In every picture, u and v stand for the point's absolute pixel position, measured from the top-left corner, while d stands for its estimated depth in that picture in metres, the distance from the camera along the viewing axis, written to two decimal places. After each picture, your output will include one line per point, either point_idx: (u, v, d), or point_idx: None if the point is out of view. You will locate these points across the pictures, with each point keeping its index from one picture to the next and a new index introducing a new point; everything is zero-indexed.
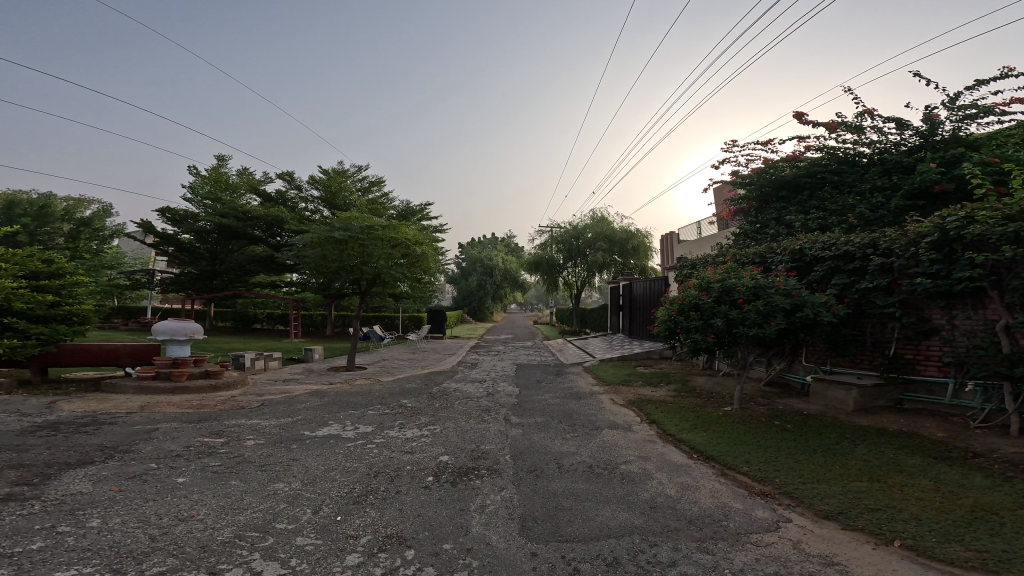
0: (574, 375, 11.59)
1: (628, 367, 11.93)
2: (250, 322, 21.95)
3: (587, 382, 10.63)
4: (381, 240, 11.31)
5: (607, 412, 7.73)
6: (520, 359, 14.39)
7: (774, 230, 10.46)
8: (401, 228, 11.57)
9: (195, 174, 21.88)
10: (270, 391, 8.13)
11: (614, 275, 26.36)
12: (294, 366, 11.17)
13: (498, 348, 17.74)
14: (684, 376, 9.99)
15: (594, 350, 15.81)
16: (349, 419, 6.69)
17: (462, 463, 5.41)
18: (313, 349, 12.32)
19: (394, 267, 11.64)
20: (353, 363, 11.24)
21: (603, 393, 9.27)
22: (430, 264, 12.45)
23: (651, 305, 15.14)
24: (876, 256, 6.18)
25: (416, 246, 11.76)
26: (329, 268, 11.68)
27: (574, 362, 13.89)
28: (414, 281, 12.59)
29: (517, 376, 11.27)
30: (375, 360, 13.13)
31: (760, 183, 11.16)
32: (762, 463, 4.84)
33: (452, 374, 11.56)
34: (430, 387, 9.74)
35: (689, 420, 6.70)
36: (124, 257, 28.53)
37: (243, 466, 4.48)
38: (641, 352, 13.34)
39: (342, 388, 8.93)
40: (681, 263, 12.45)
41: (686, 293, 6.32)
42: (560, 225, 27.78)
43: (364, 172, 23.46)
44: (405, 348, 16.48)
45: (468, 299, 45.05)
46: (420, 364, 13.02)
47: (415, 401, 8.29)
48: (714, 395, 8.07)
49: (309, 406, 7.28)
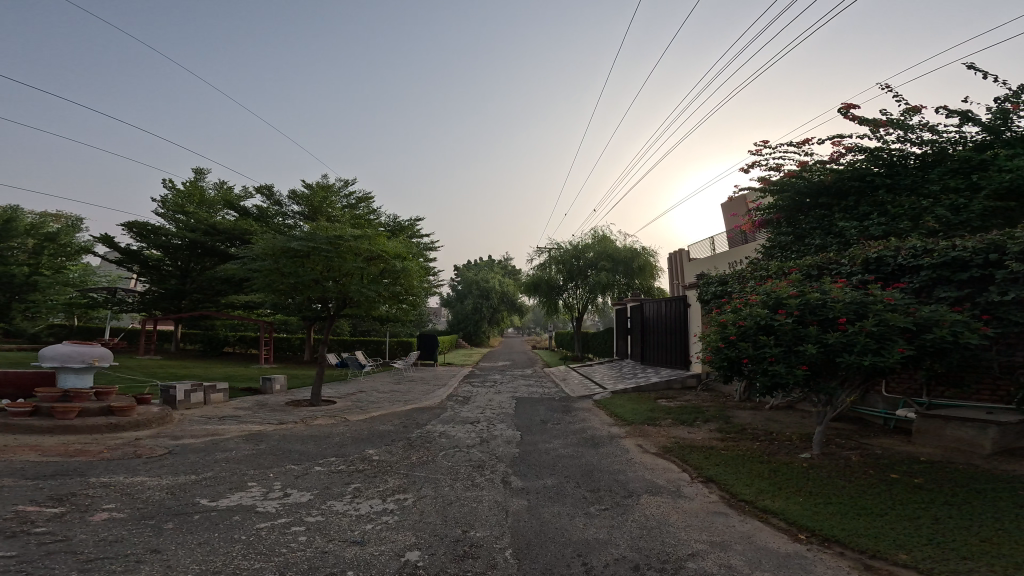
0: (586, 412, 9.63)
1: (648, 400, 10.02)
2: (218, 345, 19.75)
3: (603, 420, 8.71)
4: (351, 253, 9.62)
5: (640, 466, 5.83)
6: (520, 391, 12.42)
7: (821, 241, 8.99)
8: (376, 238, 9.93)
9: (169, 188, 20.34)
10: (191, 433, 6.18)
11: (618, 297, 24.72)
12: (244, 398, 9.17)
13: (495, 377, 15.75)
14: (723, 411, 8.14)
15: (603, 378, 13.86)
16: (284, 481, 4.75)
17: (443, 563, 3.51)
18: (273, 378, 10.40)
19: (368, 284, 9.91)
20: (317, 397, 9.23)
21: (628, 436, 7.36)
22: (413, 282, 10.71)
23: (667, 329, 13.31)
24: (1008, 260, 4.60)
25: (396, 260, 10.08)
26: (285, 284, 9.86)
27: (582, 394, 11.95)
28: (394, 299, 10.80)
29: (518, 414, 9.32)
30: (347, 392, 11.09)
31: (796, 189, 9.83)
32: (938, 556, 3.03)
33: (439, 411, 9.59)
34: (409, 430, 7.76)
35: (763, 476, 4.84)
36: (92, 273, 26.41)
37: (36, 570, 2.70)
38: (659, 381, 11.47)
39: (294, 429, 7.02)
40: (705, 280, 10.88)
41: (752, 312, 4.69)
42: (559, 244, 26.37)
43: (350, 187, 22.14)
44: (387, 377, 14.41)
45: (463, 322, 42.96)
46: (402, 398, 11.00)
47: (386, 451, 6.35)
48: (776, 437, 6.23)
49: (233, 457, 5.32)
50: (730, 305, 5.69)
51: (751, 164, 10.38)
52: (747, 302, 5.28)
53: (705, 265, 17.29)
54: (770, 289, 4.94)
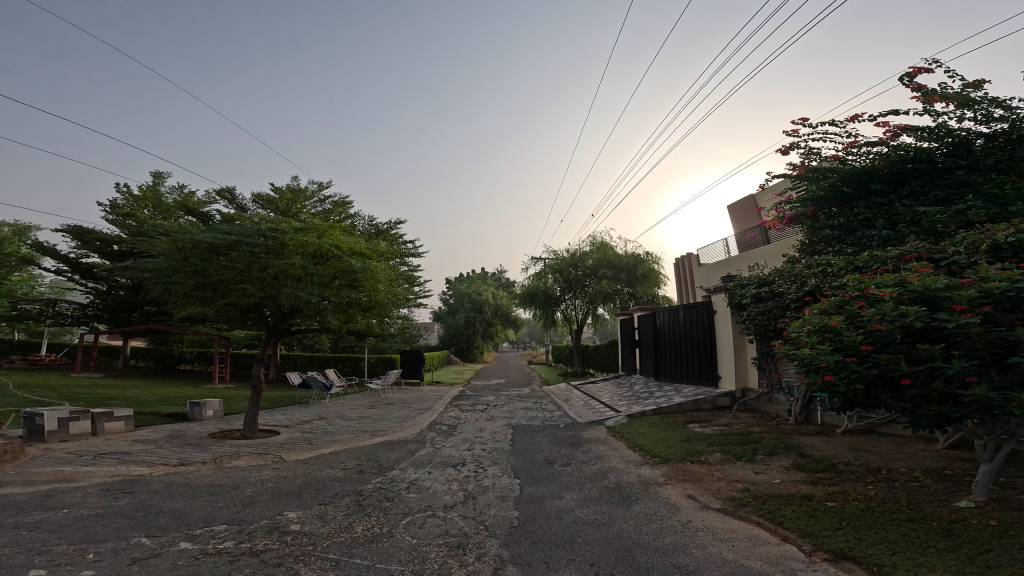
0: (601, 444, 7.68)
1: (679, 424, 8.20)
2: (173, 363, 17.52)
3: (630, 454, 6.86)
4: (291, 250, 7.37)
5: (707, 534, 3.88)
6: (519, 416, 10.48)
7: (880, 234, 8.15)
8: (323, 231, 7.59)
9: (122, 191, 18.39)
10: (34, 477, 4.59)
11: (620, 307, 22.97)
12: (159, 427, 7.35)
13: (487, 398, 13.70)
14: (787, 439, 6.41)
15: (614, 397, 11.95)
16: (103, 572, 2.92)
17: None
18: (206, 401, 8.67)
19: (310, 290, 7.41)
20: (250, 428, 7.31)
21: (670, 481, 5.42)
22: (376, 288, 8.25)
23: (684, 339, 11.50)
24: None
25: (350, 259, 7.69)
26: (196, 290, 7.55)
27: (594, 417, 10.07)
28: (352, 308, 8.44)
29: (520, 449, 7.40)
30: (302, 420, 9.04)
31: (840, 181, 9.09)
32: None
33: (416, 446, 7.62)
34: (367, 478, 5.73)
35: (934, 550, 3.07)
36: (39, 286, 23.87)
37: None
38: (686, 400, 9.67)
39: (195, 479, 4.99)
40: (736, 282, 9.20)
41: (893, 312, 3.29)
42: (555, 253, 24.71)
43: (325, 191, 20.35)
44: (360, 399, 12.30)
45: (454, 337, 40.86)
46: (372, 426, 8.98)
47: (316, 516, 4.31)
48: (892, 478, 4.51)
49: (52, 524, 3.50)
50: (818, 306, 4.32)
51: (788, 151, 9.18)
52: (854, 299, 3.91)
53: (721, 269, 15.75)
54: (905, 284, 3.58)
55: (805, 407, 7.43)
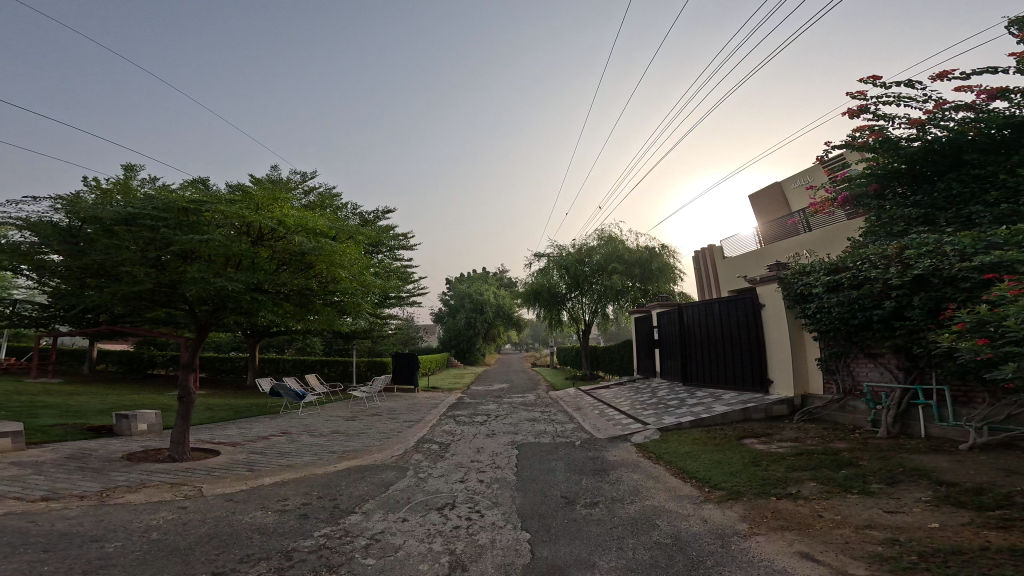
0: (634, 470, 5.98)
1: (732, 439, 6.58)
2: (143, 367, 15.99)
3: (682, 482, 5.22)
4: (214, 223, 5.71)
5: None
6: (527, 429, 8.83)
7: (983, 209, 6.59)
8: (262, 202, 5.96)
9: (86, 183, 16.79)
10: None
11: (631, 305, 21.23)
12: (60, 449, 5.84)
13: (489, 406, 12.05)
14: (898, 464, 4.79)
15: (637, 404, 10.26)
16: None
17: None
18: (136, 412, 7.34)
19: (232, 275, 5.59)
20: (178, 448, 5.93)
21: (757, 529, 3.75)
22: (334, 276, 6.47)
23: (722, 339, 9.74)
24: None
25: (297, 237, 6.00)
26: (88, 276, 5.86)
27: (619, 429, 8.42)
28: (313, 302, 6.77)
29: (533, 482, 5.70)
30: (260, 438, 7.42)
31: (922, 151, 7.55)
32: None
33: (401, 476, 5.98)
34: (310, 530, 4.04)
35: None
36: (7, 289, 22.20)
37: None
38: (732, 408, 8.03)
39: (36, 534, 3.35)
40: (797, 269, 7.57)
41: None
42: (560, 248, 22.99)
43: (309, 182, 18.69)
44: (340, 408, 10.65)
45: (454, 338, 39.24)
46: (348, 445, 7.36)
47: None
48: None
49: None
50: (1003, 290, 2.88)
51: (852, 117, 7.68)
52: None
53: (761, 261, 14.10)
54: None
55: (901, 417, 6.02)
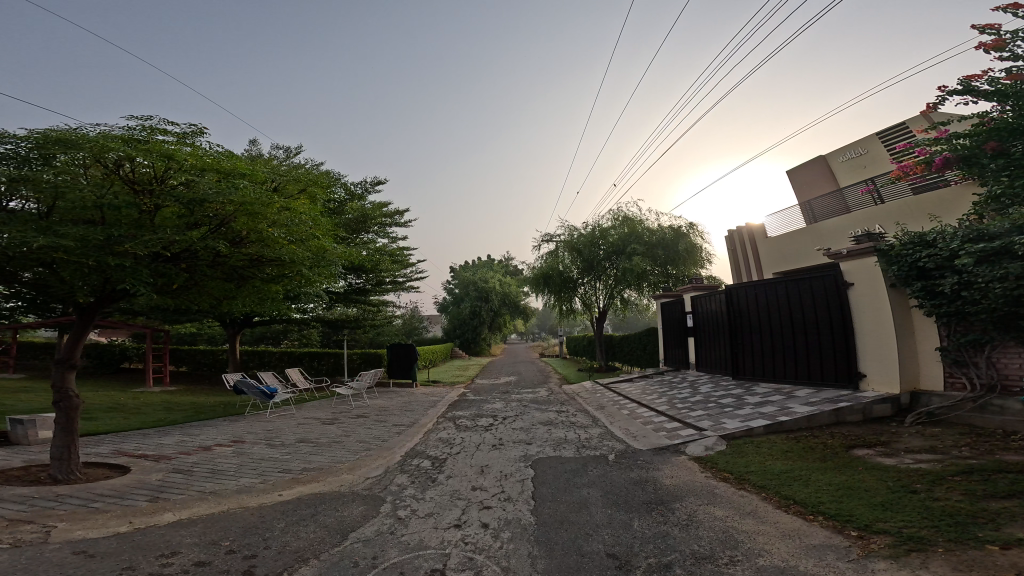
0: (708, 502, 4.13)
1: (838, 454, 4.80)
2: (113, 361, 14.46)
3: (800, 530, 3.43)
4: (59, 156, 4.00)
5: None
6: (546, 437, 7.08)
7: None
8: (147, 135, 4.37)
9: None
10: None
11: (651, 290, 19.23)
12: None
13: (495, 405, 10.29)
14: None
15: (677, 402, 8.40)
16: None
17: None
18: (40, 415, 5.78)
19: (63, 231, 3.75)
20: (64, 465, 4.31)
21: None
22: (256, 237, 4.79)
23: (792, 329, 7.79)
24: None
25: (192, 179, 4.31)
26: None
27: (665, 433, 6.63)
28: (239, 270, 5.01)
29: (562, 531, 3.88)
30: (199, 450, 5.72)
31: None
32: None
33: (375, 512, 4.27)
34: None
35: None
36: None
37: None
38: (815, 408, 6.22)
39: None
40: (917, 235, 5.80)
41: None
42: (571, 229, 20.95)
43: (291, 158, 16.84)
44: (317, 409, 8.95)
45: (458, 328, 37.60)
46: (318, 459, 5.68)
47: None
48: None
49: None
50: None
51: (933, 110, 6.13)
52: None
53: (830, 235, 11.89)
54: None
55: None
